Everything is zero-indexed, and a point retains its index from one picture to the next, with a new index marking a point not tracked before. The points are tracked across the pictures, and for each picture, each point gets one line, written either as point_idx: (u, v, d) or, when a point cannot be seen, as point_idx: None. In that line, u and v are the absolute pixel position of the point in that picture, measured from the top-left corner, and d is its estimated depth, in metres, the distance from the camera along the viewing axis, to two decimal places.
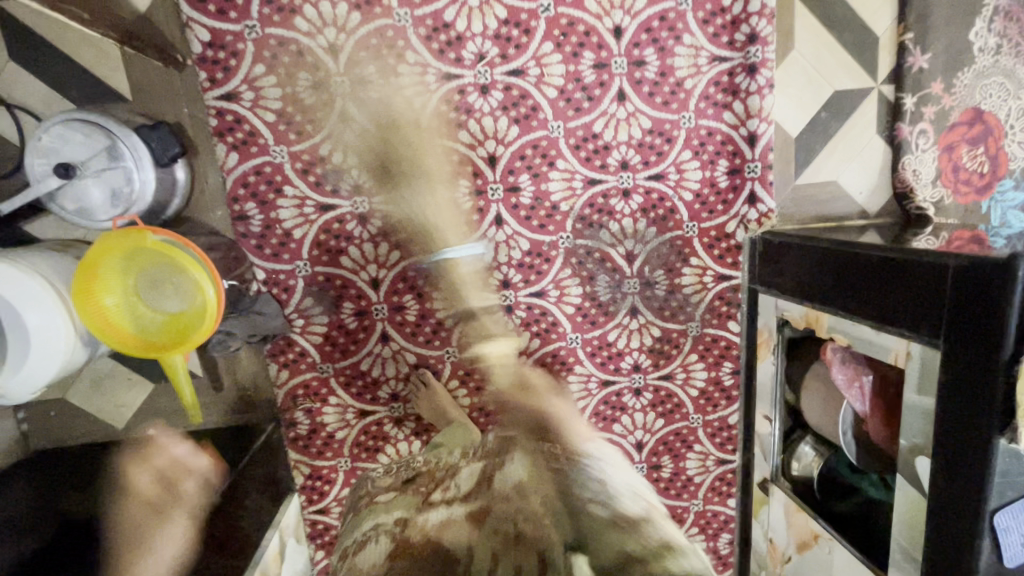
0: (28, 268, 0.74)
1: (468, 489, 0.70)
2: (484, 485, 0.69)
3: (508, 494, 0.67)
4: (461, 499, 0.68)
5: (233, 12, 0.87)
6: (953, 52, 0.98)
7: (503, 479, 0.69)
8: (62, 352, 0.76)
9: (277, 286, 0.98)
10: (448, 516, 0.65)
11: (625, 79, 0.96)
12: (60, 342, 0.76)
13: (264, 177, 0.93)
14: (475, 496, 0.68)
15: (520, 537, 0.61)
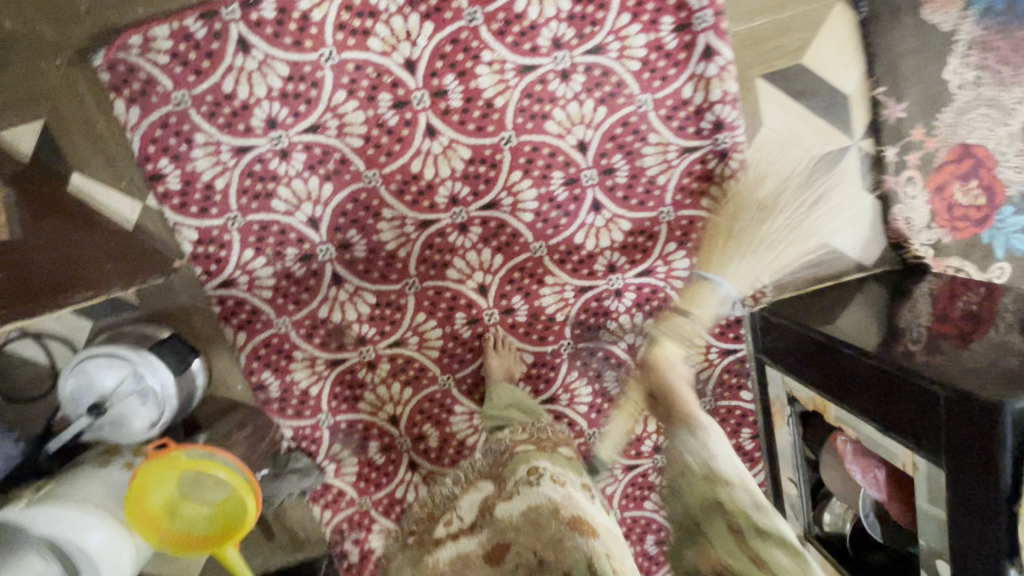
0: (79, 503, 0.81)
1: (474, 520, 0.78)
2: (488, 517, 0.77)
3: (518, 524, 0.72)
4: (471, 531, 0.77)
5: (215, 208, 0.92)
6: (928, 96, 0.95)
7: (507, 507, 0.76)
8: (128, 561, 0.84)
9: (305, 440, 1.04)
10: (462, 550, 0.75)
11: (598, 189, 0.97)
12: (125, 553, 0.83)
13: (274, 347, 0.99)
14: (484, 531, 0.76)
15: (544, 563, 0.69)
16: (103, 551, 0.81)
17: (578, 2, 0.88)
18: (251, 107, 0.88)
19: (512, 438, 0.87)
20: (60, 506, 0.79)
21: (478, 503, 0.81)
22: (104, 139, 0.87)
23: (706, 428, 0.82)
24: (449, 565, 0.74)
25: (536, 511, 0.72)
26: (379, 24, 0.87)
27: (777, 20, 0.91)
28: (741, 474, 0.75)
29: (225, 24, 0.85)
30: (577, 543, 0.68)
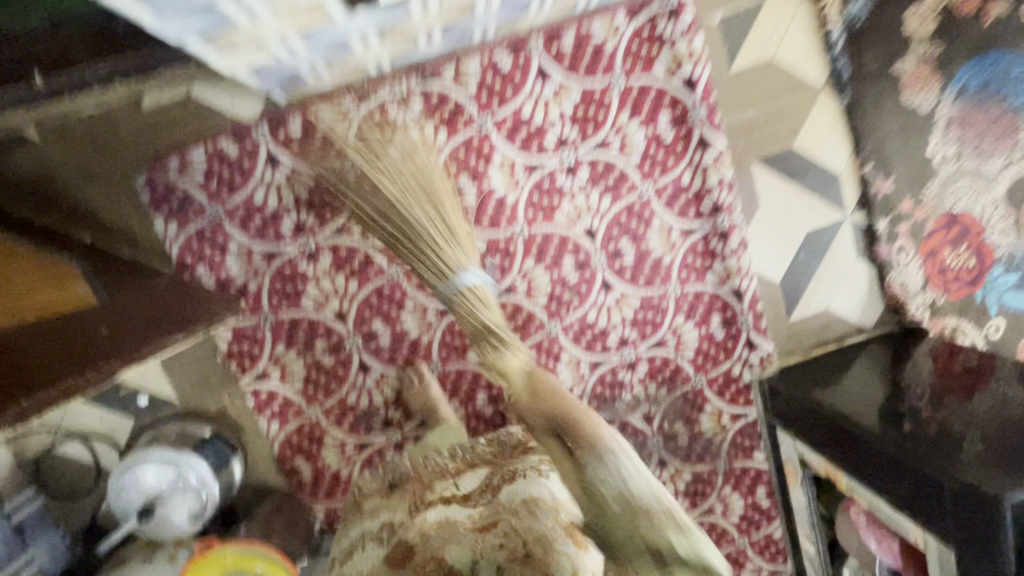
0: None
1: (470, 490, 0.74)
2: (487, 498, 0.72)
3: (514, 507, 0.68)
4: (462, 500, 0.73)
5: (247, 309, 0.97)
6: (913, 172, 1.01)
7: (507, 491, 0.71)
8: None
9: (337, 520, 1.08)
10: (446, 515, 0.71)
11: (607, 271, 1.02)
12: None
13: (305, 434, 1.04)
14: (480, 506, 0.72)
15: (529, 557, 0.63)
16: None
17: (579, 104, 0.95)
18: (281, 216, 0.95)
19: (530, 437, 0.82)
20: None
21: (482, 479, 0.75)
22: (147, 253, 0.94)
23: (626, 450, 0.63)
24: (433, 531, 0.69)
25: (537, 503, 0.67)
26: (397, 135, 0.94)
27: (766, 110, 0.98)
28: (639, 474, 0.60)
29: (255, 143, 0.92)
30: (567, 549, 0.62)
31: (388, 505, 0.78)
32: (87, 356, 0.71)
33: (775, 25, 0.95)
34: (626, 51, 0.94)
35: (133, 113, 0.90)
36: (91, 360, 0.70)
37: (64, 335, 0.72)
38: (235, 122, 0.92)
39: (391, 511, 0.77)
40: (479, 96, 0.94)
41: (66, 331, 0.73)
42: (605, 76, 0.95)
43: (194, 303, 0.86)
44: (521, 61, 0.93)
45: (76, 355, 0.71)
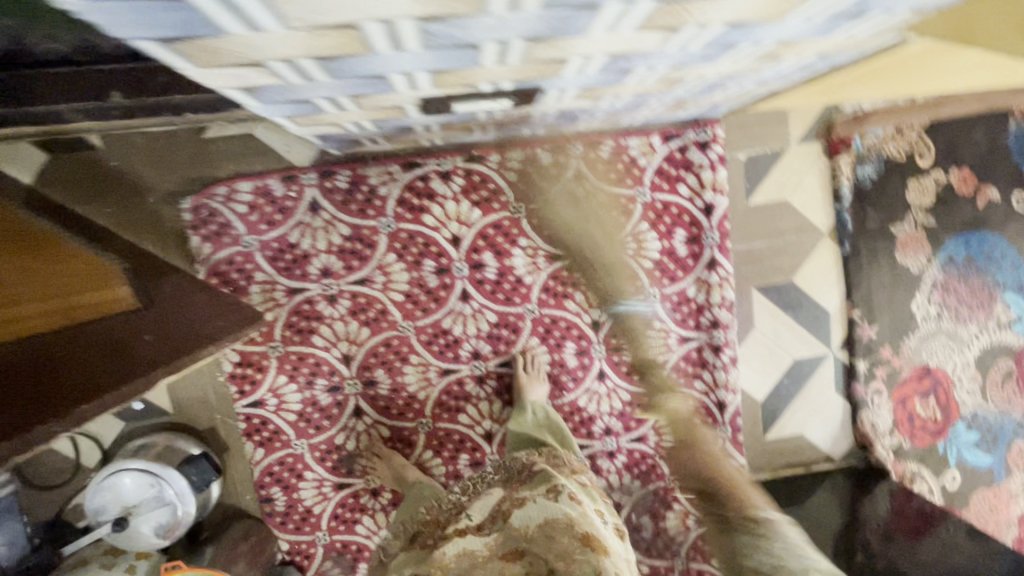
0: None
1: (480, 519, 0.83)
2: (500, 522, 0.81)
3: (531, 535, 0.78)
4: (476, 529, 0.82)
5: (259, 336, 1.01)
6: (896, 324, 1.09)
7: (519, 515, 0.80)
8: None
9: (299, 554, 1.09)
10: (464, 546, 0.80)
11: (604, 361, 1.08)
12: None
13: (287, 465, 1.06)
14: (492, 534, 0.80)
15: (554, 572, 0.74)
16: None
17: (607, 208, 1.03)
18: (310, 256, 1.00)
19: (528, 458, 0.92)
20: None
21: (491, 507, 0.84)
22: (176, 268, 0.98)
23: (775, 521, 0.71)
24: (454, 563, 0.78)
25: (552, 526, 0.77)
26: (434, 204, 1.01)
27: (773, 244, 1.06)
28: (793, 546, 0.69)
29: (301, 186, 0.98)
30: (587, 558, 0.73)
31: (405, 557, 0.86)
32: (116, 373, 0.68)
33: (794, 171, 1.04)
34: (657, 169, 1.02)
35: (194, 139, 0.95)
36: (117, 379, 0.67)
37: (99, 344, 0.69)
38: (287, 163, 0.98)
39: (409, 560, 0.84)
40: (516, 183, 1.01)
41: (98, 338, 0.70)
42: (634, 187, 1.02)
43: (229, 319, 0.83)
44: (561, 160, 1.01)
45: (106, 369, 0.68)
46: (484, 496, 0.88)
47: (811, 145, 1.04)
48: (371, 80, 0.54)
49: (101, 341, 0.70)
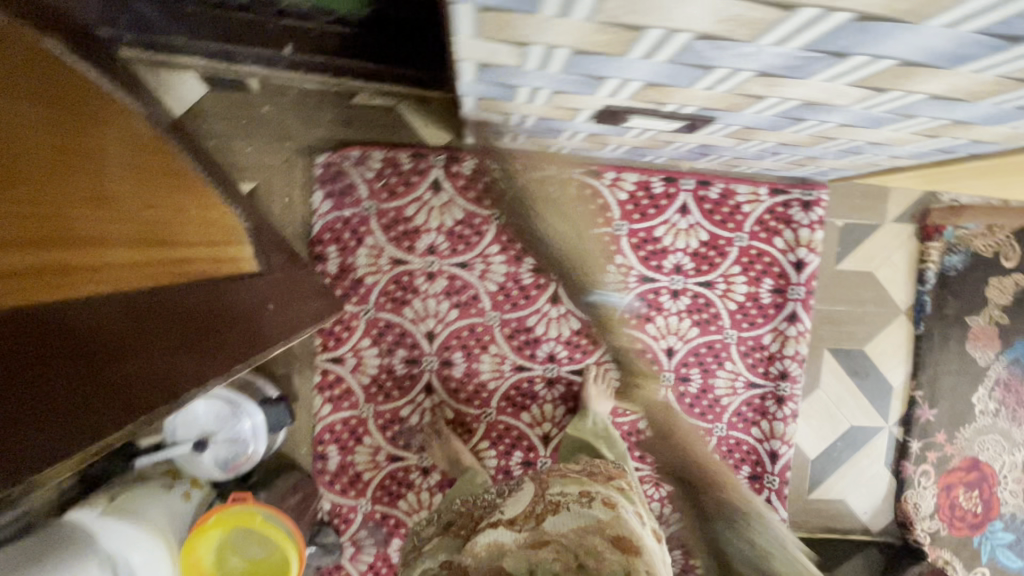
0: (123, 517, 0.84)
1: (517, 515, 0.79)
2: (532, 524, 0.78)
3: (564, 533, 0.74)
4: (512, 525, 0.78)
5: (355, 297, 1.05)
6: (954, 412, 1.12)
7: (554, 519, 0.77)
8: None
9: (338, 517, 1.10)
10: (498, 541, 0.76)
11: (671, 390, 1.11)
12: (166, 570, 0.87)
13: (349, 426, 1.08)
14: (524, 531, 0.77)
15: (581, 567, 0.71)
16: (148, 569, 0.84)
17: (705, 245, 1.08)
18: (421, 232, 1.05)
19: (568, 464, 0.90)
20: (117, 521, 0.83)
21: (526, 504, 0.81)
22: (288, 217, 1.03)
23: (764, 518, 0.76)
24: (484, 554, 0.75)
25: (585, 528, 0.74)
26: (545, 208, 1.06)
27: (852, 310, 1.11)
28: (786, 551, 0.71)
29: (429, 165, 1.03)
30: (617, 556, 0.70)
31: (437, 545, 0.83)
32: (253, 322, 0.74)
33: (884, 247, 1.09)
34: (757, 218, 1.08)
35: (344, 103, 1.01)
36: (260, 328, 0.74)
37: (239, 294, 0.75)
38: (420, 141, 1.03)
39: (441, 548, 0.82)
40: (626, 204, 1.06)
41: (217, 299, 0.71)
42: (733, 230, 1.08)
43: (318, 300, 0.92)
44: (671, 191, 1.06)
45: (250, 315, 0.74)
46: (519, 492, 0.85)
47: (904, 225, 1.09)
48: (589, 81, 0.59)
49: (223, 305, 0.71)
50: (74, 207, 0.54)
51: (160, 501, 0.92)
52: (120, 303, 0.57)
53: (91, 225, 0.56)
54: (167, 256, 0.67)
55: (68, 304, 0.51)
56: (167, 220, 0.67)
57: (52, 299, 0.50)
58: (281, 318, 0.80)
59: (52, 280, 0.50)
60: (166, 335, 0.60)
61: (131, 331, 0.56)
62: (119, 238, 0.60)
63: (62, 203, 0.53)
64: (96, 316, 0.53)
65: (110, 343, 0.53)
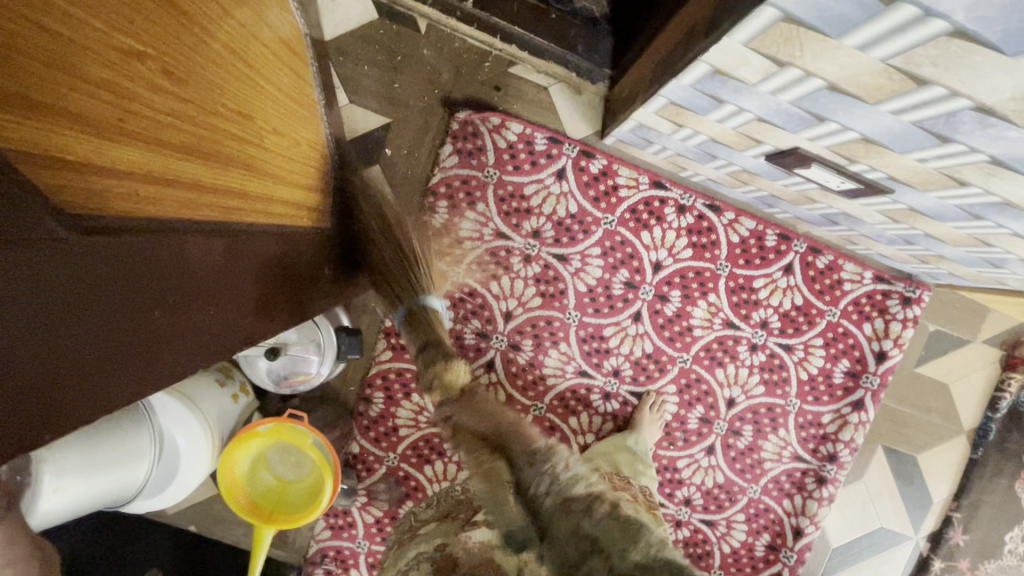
0: (179, 394, 0.83)
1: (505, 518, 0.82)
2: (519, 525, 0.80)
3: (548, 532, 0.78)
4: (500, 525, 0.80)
5: (449, 256, 1.05)
6: (984, 544, 1.11)
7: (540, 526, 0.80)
8: (206, 465, 0.87)
9: (363, 463, 1.09)
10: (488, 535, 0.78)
11: (719, 439, 1.11)
12: (203, 458, 0.86)
13: (402, 378, 1.07)
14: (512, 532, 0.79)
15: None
16: (188, 453, 0.85)
17: (797, 309, 1.08)
18: (532, 213, 1.05)
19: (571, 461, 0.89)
20: (175, 400, 0.82)
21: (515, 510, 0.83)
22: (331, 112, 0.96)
23: None
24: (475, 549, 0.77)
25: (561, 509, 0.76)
26: (657, 227, 1.06)
27: (916, 414, 1.11)
28: None
29: (560, 153, 1.04)
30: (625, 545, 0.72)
31: (432, 531, 0.86)
32: (307, 287, 0.73)
33: (965, 364, 1.10)
34: (854, 299, 1.08)
35: (501, 69, 1.02)
36: (308, 295, 0.73)
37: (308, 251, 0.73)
38: (560, 127, 1.04)
39: (437, 535, 0.84)
40: (735, 248, 1.06)
41: (297, 248, 0.69)
42: (828, 304, 1.08)
43: (356, 268, 0.95)
44: (783, 248, 1.07)
45: (308, 279, 0.73)
46: None
47: (992, 348, 1.10)
48: (808, 119, 0.59)
49: (298, 260, 0.70)
50: (209, 118, 0.50)
51: (211, 389, 0.90)
52: (231, 239, 0.52)
53: (217, 140, 0.52)
54: (265, 186, 0.63)
55: (193, 230, 0.47)
56: (268, 150, 0.64)
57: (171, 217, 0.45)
58: (327, 284, 0.81)
59: (169, 195, 0.45)
60: (251, 286, 0.57)
61: (235, 270, 0.53)
62: (231, 159, 0.55)
63: (204, 116, 0.49)
64: (214, 253, 0.49)
65: (211, 284, 0.48)
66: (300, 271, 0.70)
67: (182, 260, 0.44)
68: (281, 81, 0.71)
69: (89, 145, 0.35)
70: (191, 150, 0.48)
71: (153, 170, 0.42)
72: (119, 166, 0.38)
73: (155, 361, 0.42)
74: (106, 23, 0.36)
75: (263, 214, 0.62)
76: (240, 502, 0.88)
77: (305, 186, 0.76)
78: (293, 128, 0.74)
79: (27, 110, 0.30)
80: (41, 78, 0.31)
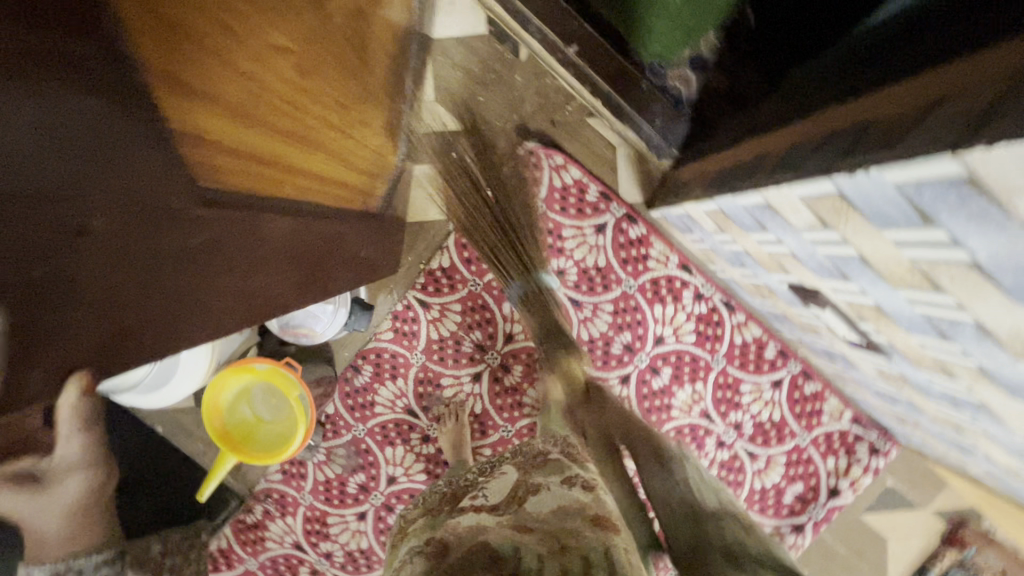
0: None
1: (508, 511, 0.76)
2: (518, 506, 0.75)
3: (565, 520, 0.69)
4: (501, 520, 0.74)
5: (475, 266, 1.11)
6: None
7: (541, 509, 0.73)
8: (200, 376, 0.93)
9: (332, 425, 1.14)
10: (485, 527, 0.73)
11: None
12: (199, 368, 0.92)
13: (395, 361, 1.13)
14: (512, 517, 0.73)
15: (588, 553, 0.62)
16: (187, 361, 0.91)
17: (772, 423, 1.13)
18: (563, 253, 1.11)
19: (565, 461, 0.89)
20: None
21: (509, 492, 0.80)
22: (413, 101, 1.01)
23: None
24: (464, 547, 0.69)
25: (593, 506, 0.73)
26: (671, 304, 1.11)
27: (848, 557, 1.15)
28: None
29: (607, 208, 1.09)
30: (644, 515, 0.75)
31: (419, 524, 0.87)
32: (347, 265, 0.83)
33: (908, 525, 1.14)
34: (826, 432, 1.13)
35: (578, 118, 1.08)
36: (344, 276, 0.83)
37: (356, 238, 0.83)
38: (613, 186, 1.10)
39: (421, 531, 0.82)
40: (735, 348, 1.11)
41: (348, 238, 0.78)
42: (801, 428, 1.13)
43: (389, 259, 1.02)
44: (778, 363, 1.12)
45: (350, 261, 0.83)
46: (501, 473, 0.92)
47: (937, 521, 1.14)
48: (835, 274, 0.65)
49: (347, 245, 0.79)
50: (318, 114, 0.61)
51: None
52: (297, 214, 0.60)
53: (311, 124, 0.61)
54: (332, 169, 0.69)
55: (263, 202, 0.55)
56: (348, 136, 0.70)
57: (263, 189, 0.56)
58: (361, 269, 0.90)
59: (255, 168, 0.54)
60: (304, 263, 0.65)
61: (295, 245, 0.61)
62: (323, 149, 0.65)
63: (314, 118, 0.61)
64: (280, 227, 0.57)
65: (279, 254, 0.58)
66: (343, 255, 0.79)
67: (263, 232, 0.54)
68: (382, 71, 0.77)
69: (205, 117, 0.46)
70: (296, 134, 0.59)
71: (259, 150, 0.53)
72: (237, 143, 0.50)
73: (224, 310, 0.51)
74: (271, 34, 0.50)
75: (321, 193, 0.67)
76: (212, 425, 0.94)
77: (366, 170, 0.82)
78: (379, 113, 0.80)
79: (183, 91, 0.43)
80: (208, 71, 0.44)
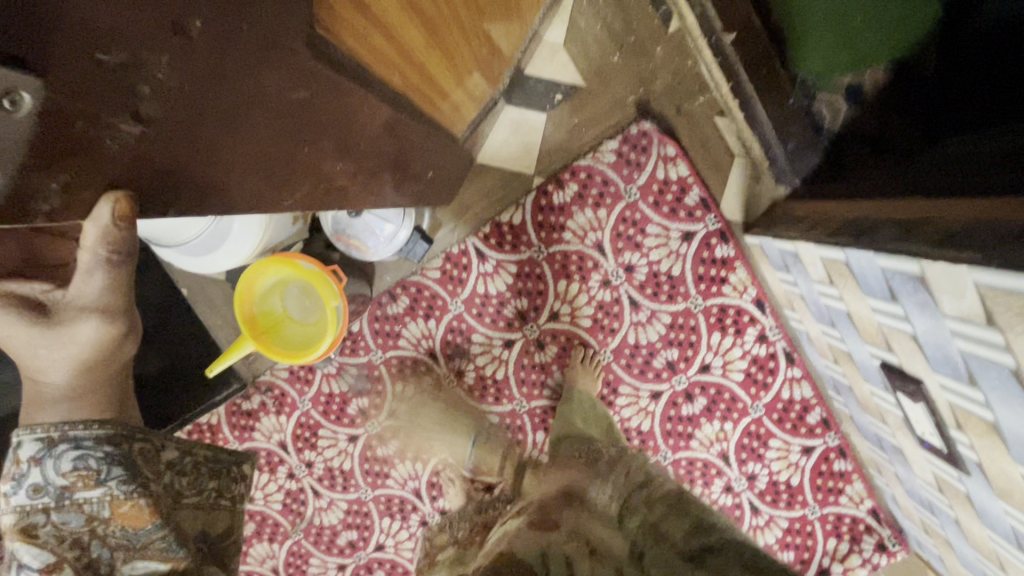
0: None
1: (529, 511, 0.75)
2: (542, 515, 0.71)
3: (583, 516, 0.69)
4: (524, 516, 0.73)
5: (543, 233, 1.05)
6: None
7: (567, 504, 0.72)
8: (241, 258, 0.89)
9: (350, 344, 1.11)
10: (513, 532, 0.70)
11: None
12: (243, 251, 0.89)
13: (432, 301, 1.08)
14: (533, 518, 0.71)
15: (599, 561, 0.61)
16: (234, 238, 0.87)
17: (788, 486, 1.08)
18: (638, 249, 1.03)
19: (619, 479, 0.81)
20: None
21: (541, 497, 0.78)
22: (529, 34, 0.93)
23: None
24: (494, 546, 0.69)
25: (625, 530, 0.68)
26: (731, 337, 1.04)
27: None
28: None
29: (702, 218, 1.01)
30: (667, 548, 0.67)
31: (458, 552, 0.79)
32: (421, 176, 0.81)
33: None
34: (839, 513, 1.07)
35: (703, 111, 0.99)
36: (413, 184, 0.81)
37: (435, 154, 0.80)
38: (714, 196, 1.02)
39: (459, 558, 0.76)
40: (779, 401, 1.05)
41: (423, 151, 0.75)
42: (815, 500, 1.07)
43: (450, 190, 0.97)
44: (817, 430, 1.05)
45: (421, 174, 0.80)
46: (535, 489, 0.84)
47: None
48: (960, 374, 0.57)
49: (424, 154, 0.76)
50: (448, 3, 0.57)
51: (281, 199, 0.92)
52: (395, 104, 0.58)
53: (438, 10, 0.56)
54: (431, 60, 0.61)
55: (369, 78, 0.53)
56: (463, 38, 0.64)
57: (377, 68, 0.53)
58: (426, 187, 0.85)
59: (375, 37, 0.50)
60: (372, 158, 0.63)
61: (377, 136, 0.61)
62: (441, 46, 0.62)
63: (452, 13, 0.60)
64: (375, 112, 0.56)
65: (358, 140, 0.58)
66: (415, 162, 0.75)
67: (355, 114, 0.54)
68: None
69: None
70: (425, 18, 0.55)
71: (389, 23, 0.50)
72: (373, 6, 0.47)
73: (278, 176, 0.52)
74: None
75: (408, 82, 0.60)
76: (241, 311, 0.90)
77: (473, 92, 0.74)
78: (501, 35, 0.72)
79: None
80: None
